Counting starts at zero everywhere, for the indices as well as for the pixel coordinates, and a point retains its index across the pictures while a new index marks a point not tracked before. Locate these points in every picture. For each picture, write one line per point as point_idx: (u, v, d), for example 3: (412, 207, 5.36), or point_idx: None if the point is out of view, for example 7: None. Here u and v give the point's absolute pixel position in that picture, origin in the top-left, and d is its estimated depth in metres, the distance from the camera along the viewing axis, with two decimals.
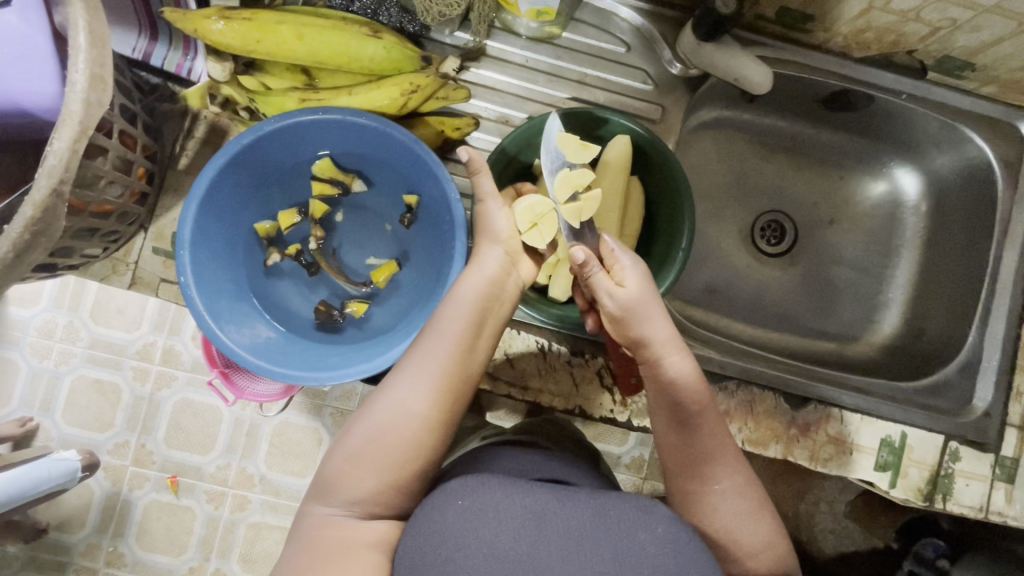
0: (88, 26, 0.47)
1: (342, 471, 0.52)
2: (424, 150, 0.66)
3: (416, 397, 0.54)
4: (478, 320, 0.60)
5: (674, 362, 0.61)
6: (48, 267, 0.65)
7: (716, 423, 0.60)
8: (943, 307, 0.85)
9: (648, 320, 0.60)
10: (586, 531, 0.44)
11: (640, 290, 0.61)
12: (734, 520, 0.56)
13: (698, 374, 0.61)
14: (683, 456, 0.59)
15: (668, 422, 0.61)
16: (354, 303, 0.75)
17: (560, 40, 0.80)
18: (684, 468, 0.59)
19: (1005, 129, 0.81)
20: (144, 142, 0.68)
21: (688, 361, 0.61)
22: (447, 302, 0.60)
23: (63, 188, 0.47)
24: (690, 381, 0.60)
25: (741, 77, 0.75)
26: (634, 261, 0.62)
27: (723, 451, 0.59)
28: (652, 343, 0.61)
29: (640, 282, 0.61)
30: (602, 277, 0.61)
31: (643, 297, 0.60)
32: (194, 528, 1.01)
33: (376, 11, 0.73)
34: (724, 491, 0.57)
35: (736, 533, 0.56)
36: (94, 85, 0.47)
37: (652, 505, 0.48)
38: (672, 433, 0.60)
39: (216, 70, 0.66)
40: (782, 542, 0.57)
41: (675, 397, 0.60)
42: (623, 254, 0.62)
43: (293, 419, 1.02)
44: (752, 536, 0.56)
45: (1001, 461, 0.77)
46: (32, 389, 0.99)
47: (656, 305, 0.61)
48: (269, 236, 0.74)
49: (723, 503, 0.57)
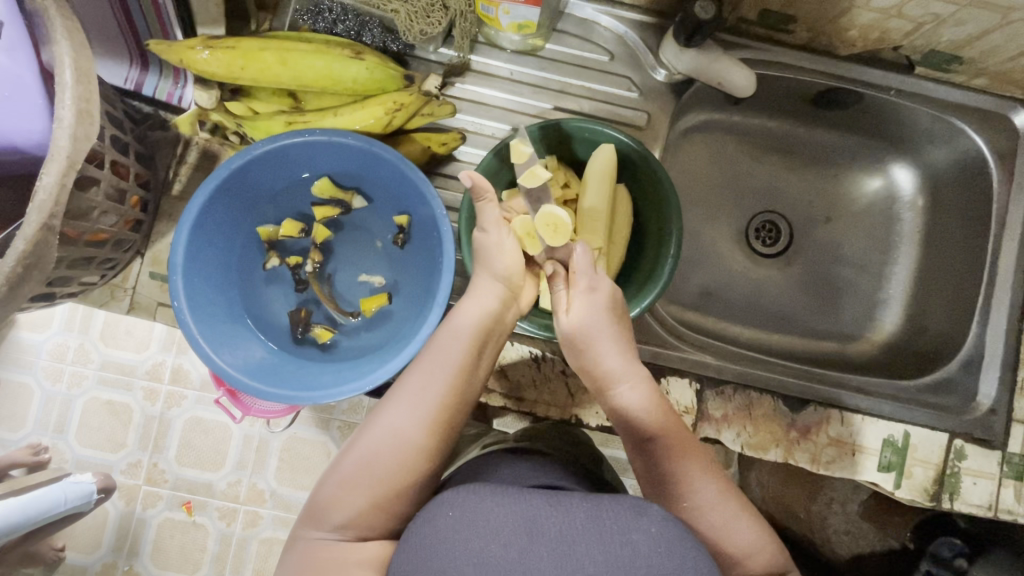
0: (74, 64, 0.49)
1: (334, 495, 0.53)
2: (409, 166, 0.66)
3: (409, 425, 0.55)
4: (477, 347, 0.60)
5: (625, 391, 0.61)
6: (46, 296, 0.66)
7: (678, 441, 0.59)
8: (944, 302, 0.84)
9: (599, 348, 0.62)
10: (577, 532, 0.44)
11: (588, 314, 0.62)
12: (711, 535, 0.54)
13: (652, 398, 0.61)
14: (652, 482, 0.58)
15: (631, 451, 0.61)
16: (319, 328, 0.76)
17: (544, 52, 0.81)
18: (654, 496, 0.58)
19: (998, 121, 0.80)
20: (137, 170, 0.70)
21: (641, 389, 0.61)
22: (444, 333, 0.61)
23: (53, 222, 0.49)
24: (642, 409, 0.60)
25: (724, 82, 0.77)
26: (589, 283, 0.63)
27: (689, 468, 0.57)
28: (602, 372, 0.62)
29: (588, 303, 0.63)
30: (563, 295, 0.66)
31: (595, 319, 0.62)
32: (207, 545, 1.02)
33: (359, 33, 0.74)
34: (694, 509, 0.55)
35: (717, 546, 0.53)
36: (81, 119, 0.49)
37: (646, 505, 0.47)
38: (637, 461, 0.60)
39: (203, 98, 0.68)
40: (770, 543, 0.55)
41: (630, 426, 0.61)
42: (580, 274, 0.63)
43: (302, 433, 1.02)
44: (733, 545, 0.53)
45: (1009, 458, 0.76)
46: (46, 412, 1.00)
47: (608, 332, 0.62)
48: (270, 239, 0.76)
49: (704, 515, 0.55)
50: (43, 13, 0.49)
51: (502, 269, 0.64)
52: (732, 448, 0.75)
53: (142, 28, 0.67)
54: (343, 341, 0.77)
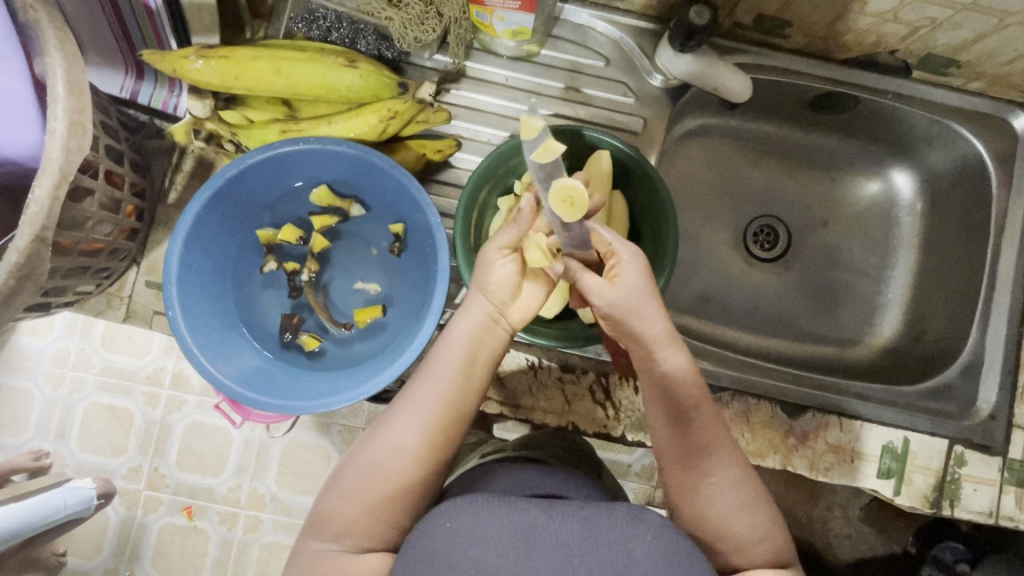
0: (66, 75, 0.49)
1: (336, 507, 0.52)
2: (403, 174, 0.66)
3: (408, 434, 0.54)
4: (476, 356, 0.59)
5: (667, 359, 0.57)
6: (42, 305, 0.66)
7: (713, 415, 0.57)
8: (943, 307, 0.84)
9: (644, 316, 0.57)
10: (574, 541, 0.44)
11: (636, 284, 0.56)
12: (731, 512, 0.54)
13: (694, 369, 0.58)
14: (680, 451, 0.57)
15: (663, 417, 0.58)
16: (307, 336, 0.75)
17: (539, 57, 0.81)
18: (677, 464, 0.57)
19: (997, 124, 0.80)
20: (132, 180, 0.70)
21: (683, 357, 0.58)
22: (443, 342, 0.60)
23: (46, 233, 0.49)
24: (686, 380, 0.57)
25: (720, 86, 0.77)
26: (632, 253, 0.57)
27: (719, 444, 0.56)
28: (645, 339, 0.57)
29: (638, 276, 0.56)
30: (591, 275, 0.57)
31: (640, 294, 0.56)
32: (207, 550, 1.02)
33: (354, 40, 0.74)
34: (718, 484, 0.55)
35: (739, 523, 0.53)
36: (73, 131, 0.49)
37: (641, 511, 0.47)
38: (667, 428, 0.58)
39: (197, 107, 0.67)
40: (781, 531, 0.55)
41: (671, 393, 0.57)
42: (620, 248, 0.57)
43: (303, 438, 1.02)
44: (755, 523, 0.53)
45: (1010, 465, 0.75)
46: (47, 417, 1.00)
47: (650, 302, 0.57)
48: (269, 243, 0.75)
49: (721, 495, 0.54)
50: (36, 25, 0.49)
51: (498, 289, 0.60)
52: None
53: (137, 38, 0.67)
54: (332, 349, 0.77)
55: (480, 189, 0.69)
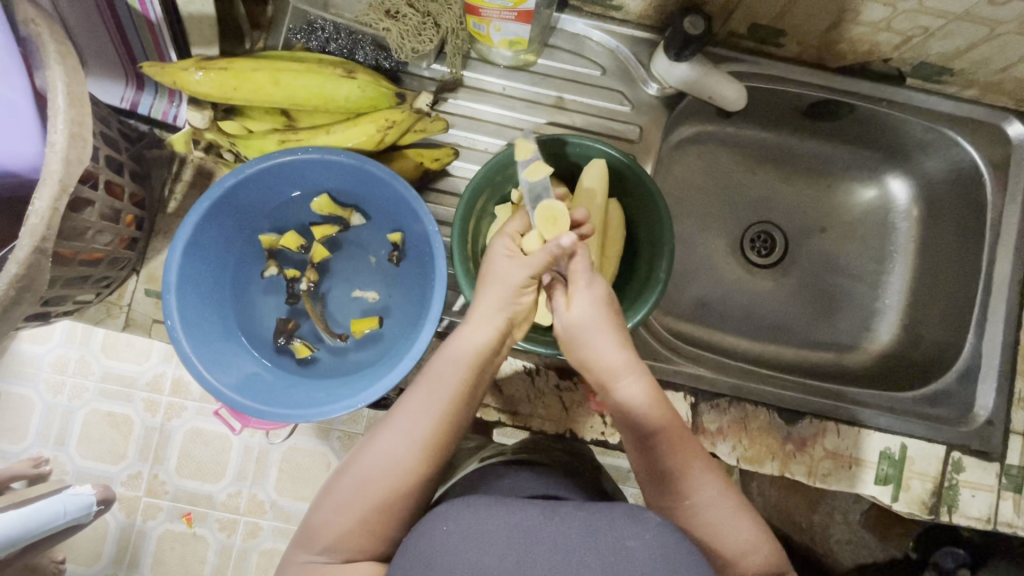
0: (66, 88, 0.50)
1: (327, 521, 0.52)
2: (401, 184, 0.67)
3: (403, 448, 0.54)
4: (472, 375, 0.59)
5: (625, 386, 0.60)
6: (41, 314, 0.67)
7: (679, 437, 0.58)
8: (939, 313, 0.84)
9: (598, 342, 0.60)
10: (571, 541, 0.44)
11: (588, 313, 0.61)
12: (714, 527, 0.53)
13: (655, 394, 0.60)
14: (650, 473, 0.58)
15: (631, 442, 0.60)
16: (298, 343, 0.75)
17: (536, 67, 0.82)
18: (652, 486, 0.58)
19: (991, 131, 0.81)
20: (131, 190, 0.71)
21: (641, 383, 0.60)
22: (440, 358, 0.60)
23: (46, 244, 0.49)
24: (646, 404, 0.59)
25: (715, 95, 0.78)
26: (591, 283, 0.61)
27: (689, 464, 0.57)
28: (602, 366, 0.61)
29: (592, 306, 0.61)
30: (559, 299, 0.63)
31: (595, 321, 0.61)
32: (207, 557, 1.02)
33: (352, 51, 0.75)
34: (696, 501, 0.55)
35: (718, 539, 0.53)
36: (74, 143, 0.50)
37: (640, 510, 0.46)
38: (636, 452, 0.59)
39: (196, 118, 0.68)
40: (770, 544, 0.54)
41: (631, 419, 0.59)
42: (579, 276, 0.61)
43: (302, 444, 1.02)
44: (734, 540, 0.53)
45: (1007, 470, 0.75)
46: (47, 424, 1.00)
47: (606, 328, 0.61)
48: (271, 248, 0.76)
49: (701, 511, 0.54)
50: (37, 39, 0.49)
51: (495, 300, 0.61)
52: (727, 462, 0.75)
53: (138, 52, 0.68)
54: (326, 358, 0.77)
55: (478, 197, 0.70)
